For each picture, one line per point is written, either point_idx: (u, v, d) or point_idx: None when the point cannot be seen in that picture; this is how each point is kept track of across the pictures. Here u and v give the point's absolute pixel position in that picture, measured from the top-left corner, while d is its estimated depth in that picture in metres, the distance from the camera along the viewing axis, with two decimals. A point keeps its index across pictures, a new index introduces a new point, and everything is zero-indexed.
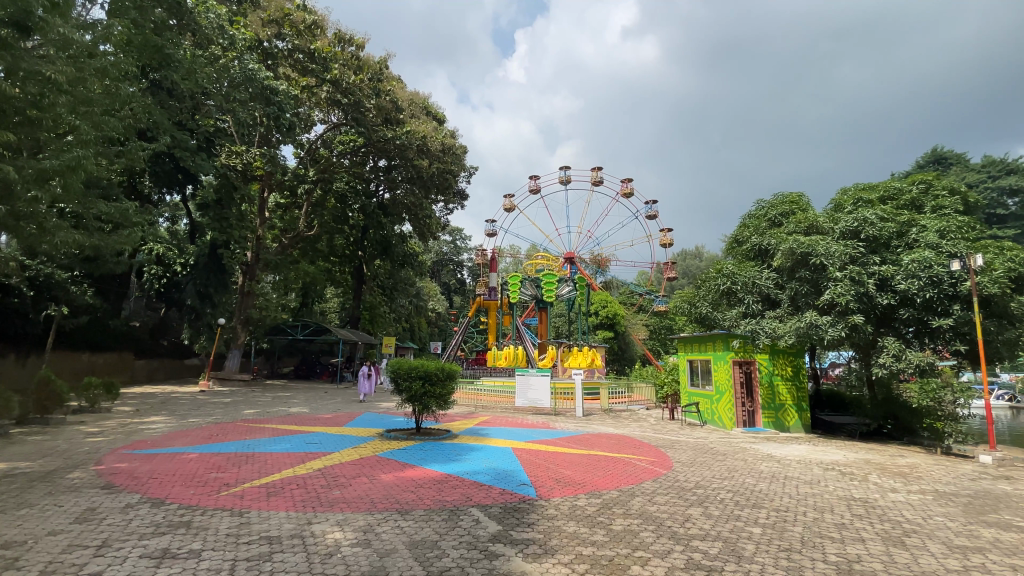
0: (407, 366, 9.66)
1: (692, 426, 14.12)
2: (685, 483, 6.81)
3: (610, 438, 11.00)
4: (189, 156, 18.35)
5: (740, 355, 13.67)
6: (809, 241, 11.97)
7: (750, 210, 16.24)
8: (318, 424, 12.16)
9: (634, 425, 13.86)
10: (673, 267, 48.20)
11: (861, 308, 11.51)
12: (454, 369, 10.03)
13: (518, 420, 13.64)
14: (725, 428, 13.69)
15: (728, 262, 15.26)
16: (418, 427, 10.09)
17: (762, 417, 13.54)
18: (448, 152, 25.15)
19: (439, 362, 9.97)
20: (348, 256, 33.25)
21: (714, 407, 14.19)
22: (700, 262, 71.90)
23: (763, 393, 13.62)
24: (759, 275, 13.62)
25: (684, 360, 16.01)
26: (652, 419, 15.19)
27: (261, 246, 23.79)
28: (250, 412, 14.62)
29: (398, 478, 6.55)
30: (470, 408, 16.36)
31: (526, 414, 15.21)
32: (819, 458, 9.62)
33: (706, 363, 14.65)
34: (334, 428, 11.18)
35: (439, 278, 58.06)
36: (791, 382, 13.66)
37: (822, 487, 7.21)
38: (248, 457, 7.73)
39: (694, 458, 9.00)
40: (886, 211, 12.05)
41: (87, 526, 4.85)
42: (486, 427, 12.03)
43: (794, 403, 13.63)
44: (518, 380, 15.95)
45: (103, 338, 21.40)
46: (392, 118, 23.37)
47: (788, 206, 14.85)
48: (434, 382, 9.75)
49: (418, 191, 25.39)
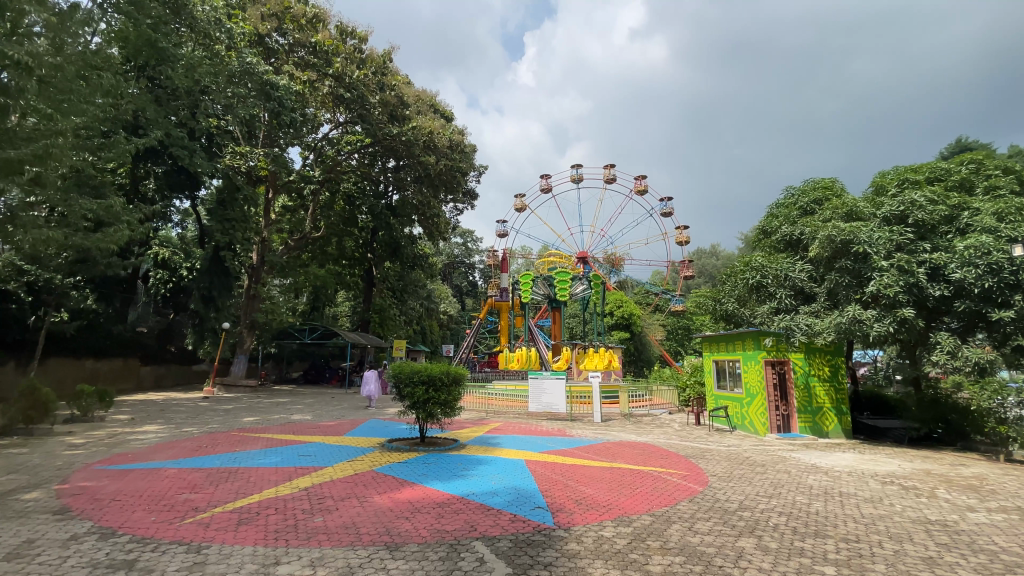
0: (409, 371, 8.82)
1: (720, 432, 13.04)
2: (728, 505, 5.82)
3: (632, 446, 10.05)
4: (188, 156, 17.82)
5: (773, 354, 12.56)
6: (849, 227, 10.83)
7: (778, 199, 15.18)
8: (318, 433, 11.36)
9: (658, 432, 12.81)
10: (689, 266, 46.85)
11: (910, 300, 10.37)
12: (461, 373, 9.12)
13: (532, 428, 12.70)
14: (756, 434, 12.55)
15: (756, 254, 14.24)
16: (422, 437, 9.21)
17: (798, 421, 12.44)
18: (457, 149, 24.35)
19: (445, 366, 9.06)
20: (358, 259, 32.70)
21: (745, 411, 13.03)
22: (716, 261, 70.21)
23: (799, 395, 12.53)
24: (792, 267, 12.66)
25: (709, 361, 14.99)
26: (675, 425, 14.15)
27: (266, 248, 23.22)
28: (249, 420, 13.91)
29: (393, 499, 5.69)
30: (481, 414, 15.45)
31: (540, 421, 14.25)
32: (871, 470, 8.53)
33: (735, 364, 13.56)
34: (333, 437, 10.36)
35: (452, 281, 57.45)
36: (829, 384, 12.64)
37: (888, 507, 6.15)
38: (230, 474, 6.94)
39: (731, 471, 7.98)
40: (935, 193, 10.88)
41: (14, 566, 4.02)
42: (497, 435, 11.14)
43: (833, 406, 12.60)
44: (531, 384, 14.85)
45: (107, 344, 20.99)
46: (397, 114, 22.68)
47: (820, 192, 13.74)
48: (439, 388, 8.85)
49: (425, 190, 24.65)
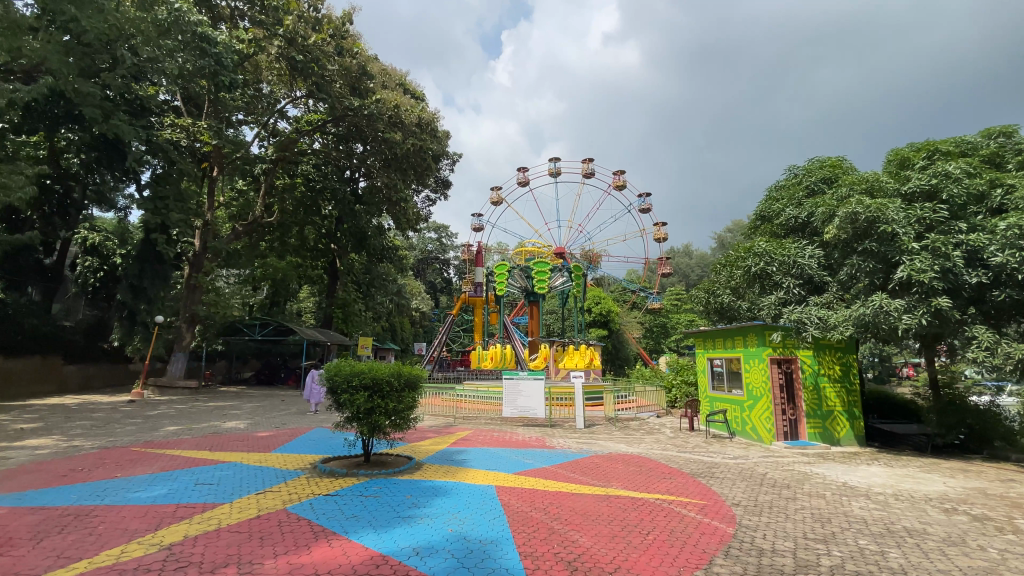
0: (349, 372, 6.86)
1: (719, 440, 11.48)
2: (783, 563, 4.10)
3: (625, 461, 8.38)
4: (105, 119, 15.32)
5: (779, 351, 11.06)
6: (876, 203, 9.27)
7: (779, 180, 13.81)
8: (243, 447, 9.27)
9: (650, 440, 11.14)
10: (667, 263, 45.78)
11: (944, 288, 8.96)
12: (415, 375, 7.26)
13: (505, 437, 10.85)
14: (761, 442, 10.99)
15: (757, 240, 12.87)
16: (366, 457, 7.30)
17: (807, 428, 10.95)
18: (426, 128, 22.25)
19: (396, 366, 7.17)
20: (320, 250, 30.31)
21: (747, 416, 11.49)
22: (691, 260, 69.83)
23: (807, 398, 11.04)
24: (801, 252, 11.31)
25: (702, 359, 13.45)
26: (668, 431, 12.52)
27: (210, 233, 20.76)
28: (169, 430, 11.67)
29: (292, 568, 3.75)
30: (448, 421, 13.52)
31: (514, 429, 12.38)
32: (917, 492, 7.00)
33: (735, 362, 12.04)
34: (258, 455, 8.35)
35: (425, 277, 55.18)
36: (840, 385, 11.23)
37: (986, 556, 4.60)
38: (77, 520, 4.98)
39: (758, 498, 6.35)
40: (970, 164, 9.41)
41: None
42: (464, 448, 9.29)
43: (845, 409, 11.18)
44: (506, 385, 12.97)
45: (19, 339, 18.30)
46: (359, 86, 20.53)
47: (829, 170, 12.33)
48: (388, 394, 6.90)
49: (391, 172, 22.59)
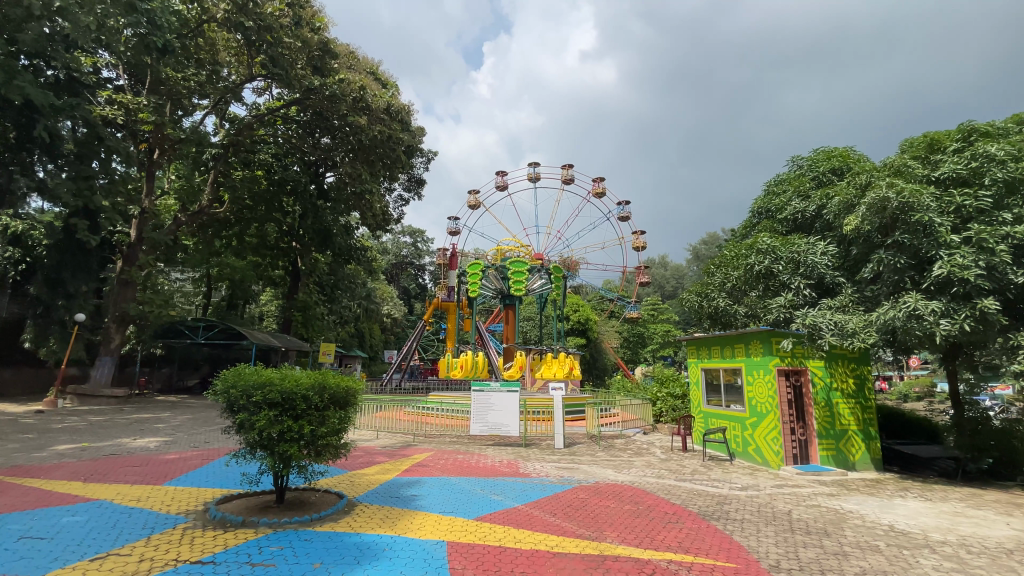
0: (251, 384, 5.03)
1: (719, 463, 9.95)
2: None
3: (617, 497, 6.72)
4: (6, 77, 13.08)
5: (788, 362, 9.64)
6: (909, 189, 7.96)
7: (780, 174, 12.63)
8: (133, 475, 7.26)
9: (640, 465, 9.52)
10: (645, 272, 44.85)
11: (988, 288, 7.69)
12: (347, 390, 5.47)
13: (470, 461, 9.07)
14: (767, 466, 9.50)
15: (757, 236, 11.54)
16: (278, 498, 5.48)
17: (819, 450, 9.50)
18: (396, 116, 20.57)
19: (323, 375, 5.38)
20: (281, 249, 28.09)
21: (749, 436, 9.98)
22: (667, 272, 69.58)
23: (819, 415, 9.62)
24: (812, 249, 9.98)
25: (696, 370, 11.99)
26: (659, 452, 10.94)
27: (147, 221, 18.45)
28: (57, 450, 9.46)
29: None
30: (407, 439, 11.65)
31: (483, 450, 10.60)
32: (987, 541, 5.53)
33: (734, 373, 10.58)
34: (142, 490, 6.39)
35: (399, 283, 53.08)
36: (852, 400, 9.87)
37: None
38: None
39: (801, 556, 4.78)
40: (1013, 146, 8.19)
41: None
42: (418, 478, 7.50)
43: (860, 429, 9.80)
44: (474, 398, 11.18)
45: None
46: (321, 65, 18.87)
47: (838, 160, 11.11)
48: (305, 413, 5.10)
49: (357, 163, 20.78)
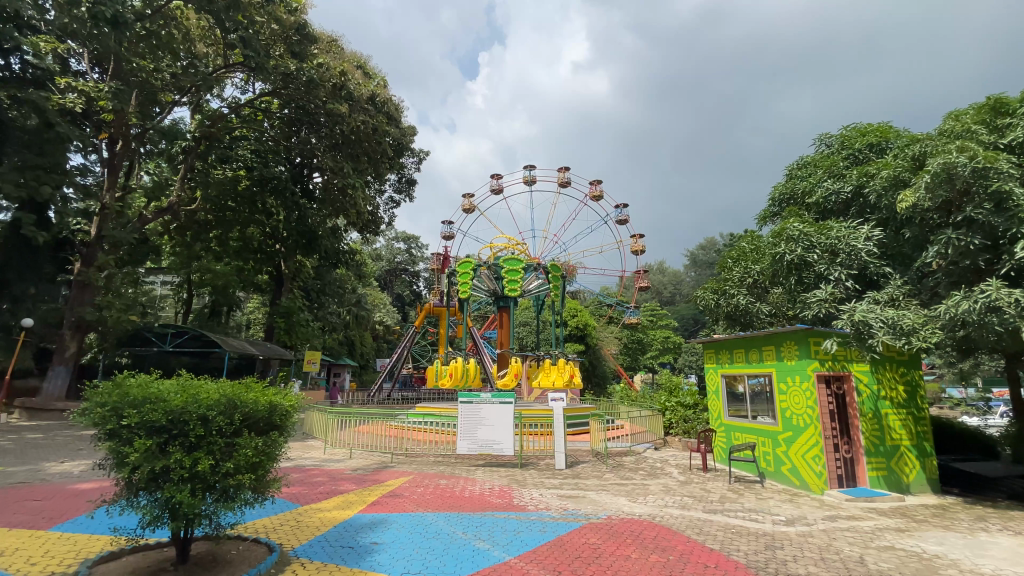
0: (127, 401, 3.52)
1: (749, 486, 8.44)
2: None
3: (638, 542, 5.23)
4: None
5: (830, 366, 8.21)
6: (982, 154, 6.62)
7: (804, 157, 11.35)
8: (20, 516, 5.69)
9: (657, 490, 8.02)
10: (644, 276, 43.46)
11: None
12: (274, 408, 3.97)
13: (452, 488, 7.52)
14: (807, 490, 8.02)
15: (784, 223, 10.16)
16: (181, 552, 3.99)
17: (867, 471, 8.05)
18: (381, 106, 19.40)
19: (239, 388, 3.87)
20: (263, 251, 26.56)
21: (783, 453, 8.52)
22: (665, 277, 68.45)
23: (866, 429, 8.16)
24: (853, 234, 8.62)
25: (716, 376, 10.49)
26: (677, 473, 9.42)
27: (107, 218, 16.91)
28: None
29: None
30: (385, 461, 10.08)
31: (471, 472, 9.06)
32: None
33: (763, 380, 9.12)
34: (13, 541, 4.84)
35: (392, 290, 51.59)
36: (903, 411, 8.43)
37: None
38: None
39: None
40: None
41: None
42: (386, 516, 5.94)
43: (914, 445, 8.38)
44: (461, 411, 9.69)
45: None
46: (299, 50, 17.64)
47: (875, 137, 9.81)
48: (204, 442, 3.59)
49: (339, 156, 19.39)
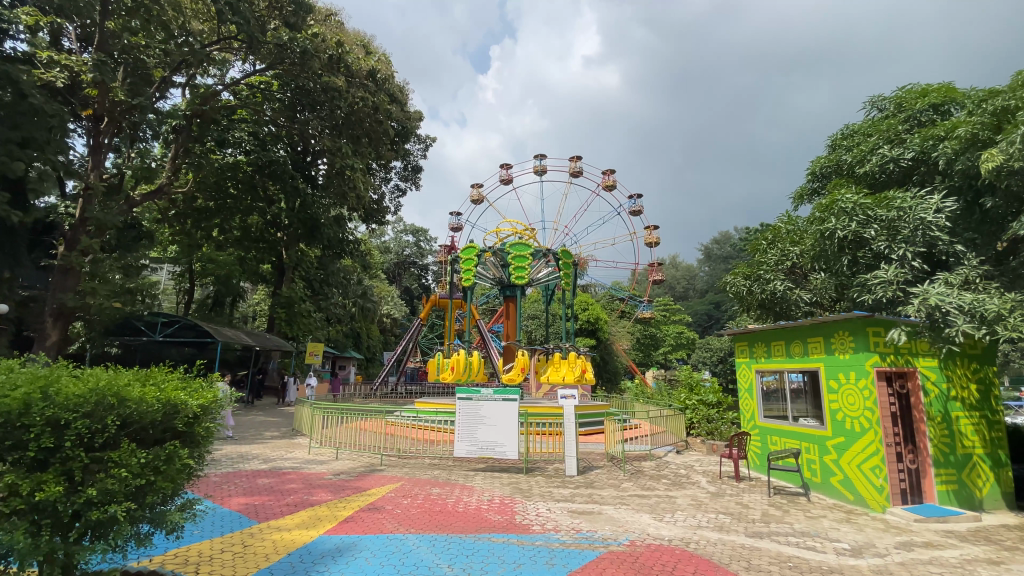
0: None
1: (793, 500, 7.19)
2: None
3: None
4: None
5: (892, 361, 6.92)
6: None
7: (850, 125, 10.03)
8: None
9: (686, 505, 6.79)
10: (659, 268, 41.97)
11: None
12: (173, 408, 3.04)
13: (443, 499, 6.41)
14: (866, 507, 6.75)
15: (831, 196, 8.86)
16: None
17: (936, 485, 6.78)
18: (381, 83, 18.27)
19: (122, 384, 2.92)
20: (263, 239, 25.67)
21: (833, 462, 7.27)
22: (678, 272, 66.86)
23: (934, 436, 6.89)
24: (919, 205, 7.32)
25: (749, 373, 9.20)
26: (705, 482, 8.17)
27: (91, 198, 15.98)
28: None
29: None
30: (373, 463, 8.99)
31: (469, 477, 7.94)
32: None
33: (808, 376, 7.84)
34: None
35: (400, 283, 50.69)
36: (975, 414, 7.15)
37: None
38: None
39: None
40: None
41: None
42: (354, 540, 4.78)
43: (988, 454, 7.11)
44: (459, 408, 8.56)
45: None
46: (293, 22, 16.56)
47: (940, 97, 8.47)
48: (60, 455, 2.67)
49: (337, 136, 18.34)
